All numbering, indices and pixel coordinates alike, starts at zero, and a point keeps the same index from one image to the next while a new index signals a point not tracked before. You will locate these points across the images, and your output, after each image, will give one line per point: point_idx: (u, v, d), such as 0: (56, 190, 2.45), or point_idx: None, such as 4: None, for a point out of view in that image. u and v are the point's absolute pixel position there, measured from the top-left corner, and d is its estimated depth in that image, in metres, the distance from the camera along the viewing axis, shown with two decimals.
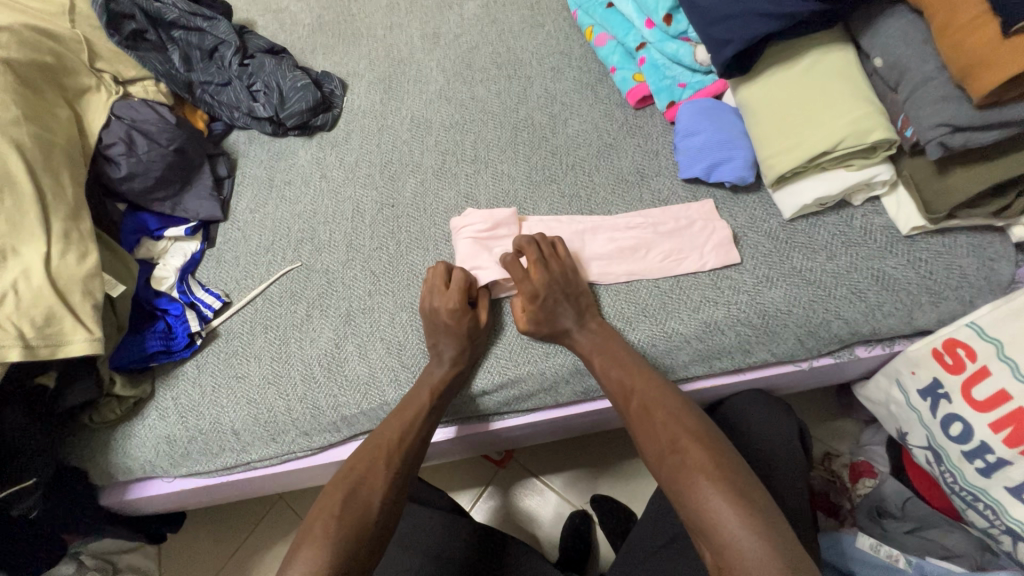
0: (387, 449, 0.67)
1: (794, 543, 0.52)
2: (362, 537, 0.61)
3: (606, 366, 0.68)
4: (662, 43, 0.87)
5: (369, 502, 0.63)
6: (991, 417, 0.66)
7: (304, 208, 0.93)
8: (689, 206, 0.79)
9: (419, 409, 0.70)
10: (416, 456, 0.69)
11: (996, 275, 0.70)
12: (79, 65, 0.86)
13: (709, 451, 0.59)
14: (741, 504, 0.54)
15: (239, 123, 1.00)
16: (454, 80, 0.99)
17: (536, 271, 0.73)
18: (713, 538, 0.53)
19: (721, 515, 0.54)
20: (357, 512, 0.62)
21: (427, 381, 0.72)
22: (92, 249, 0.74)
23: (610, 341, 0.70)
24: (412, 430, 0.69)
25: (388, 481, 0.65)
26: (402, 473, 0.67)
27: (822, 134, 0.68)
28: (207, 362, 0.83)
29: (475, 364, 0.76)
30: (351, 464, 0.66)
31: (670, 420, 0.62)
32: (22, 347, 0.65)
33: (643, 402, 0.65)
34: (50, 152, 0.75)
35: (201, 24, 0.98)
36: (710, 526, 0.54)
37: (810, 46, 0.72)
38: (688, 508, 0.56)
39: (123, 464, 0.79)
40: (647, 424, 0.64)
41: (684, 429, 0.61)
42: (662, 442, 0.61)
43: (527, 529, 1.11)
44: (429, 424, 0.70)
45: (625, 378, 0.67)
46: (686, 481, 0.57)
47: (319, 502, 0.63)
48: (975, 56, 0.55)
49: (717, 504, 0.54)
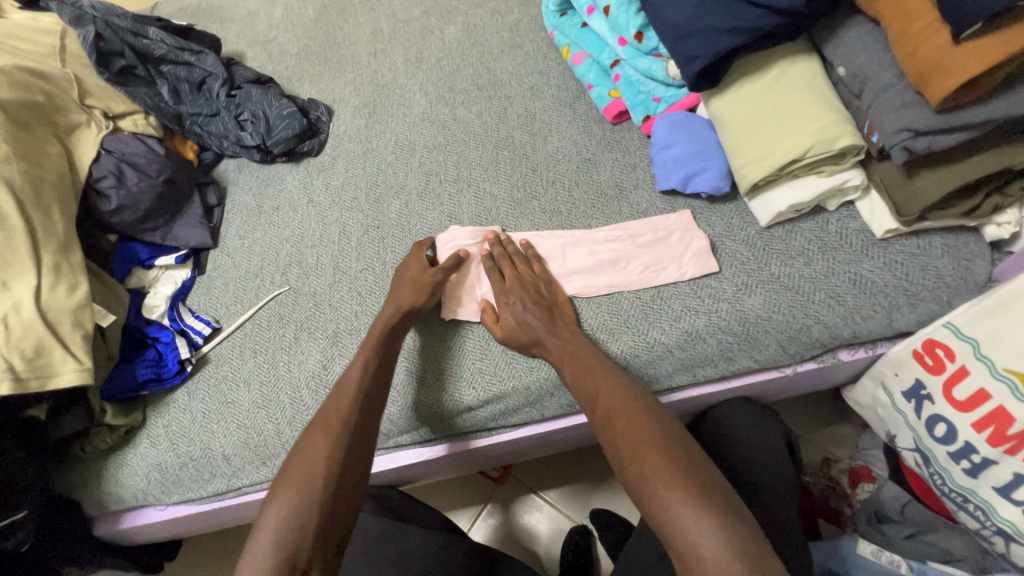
0: (326, 418, 0.66)
1: (758, 545, 0.51)
2: (308, 519, 0.60)
3: (575, 376, 0.68)
4: (635, 59, 0.89)
5: (313, 477, 0.62)
6: (973, 417, 0.66)
7: (292, 233, 0.94)
8: (667, 216, 0.80)
9: (357, 376, 0.70)
10: (361, 415, 0.67)
11: (972, 274, 0.70)
12: (70, 103, 0.88)
13: (669, 456, 0.58)
14: (703, 510, 0.53)
15: (228, 152, 1.02)
16: (437, 102, 1.01)
17: (510, 280, 0.77)
18: (676, 543, 0.53)
19: (683, 524, 0.53)
20: (298, 488, 0.61)
21: (361, 355, 0.72)
22: (83, 280, 0.76)
23: (583, 350, 0.71)
24: (352, 393, 0.68)
25: (330, 450, 0.63)
26: (346, 435, 0.65)
27: (790, 143, 0.69)
28: (198, 388, 0.83)
29: (458, 379, 0.76)
30: (296, 445, 0.66)
31: (633, 426, 0.62)
32: (12, 379, 0.66)
33: (607, 409, 0.64)
34: (41, 188, 0.77)
35: (188, 58, 1.00)
36: (672, 534, 0.54)
37: (776, 57, 0.74)
38: (653, 516, 0.56)
39: (115, 493, 0.80)
40: (610, 433, 0.63)
41: (645, 435, 0.60)
42: (624, 448, 0.61)
43: (527, 547, 1.10)
44: (373, 383, 0.70)
45: (590, 388, 0.67)
46: (647, 490, 0.57)
47: (272, 487, 0.63)
48: (930, 62, 0.56)
49: (679, 512, 0.54)
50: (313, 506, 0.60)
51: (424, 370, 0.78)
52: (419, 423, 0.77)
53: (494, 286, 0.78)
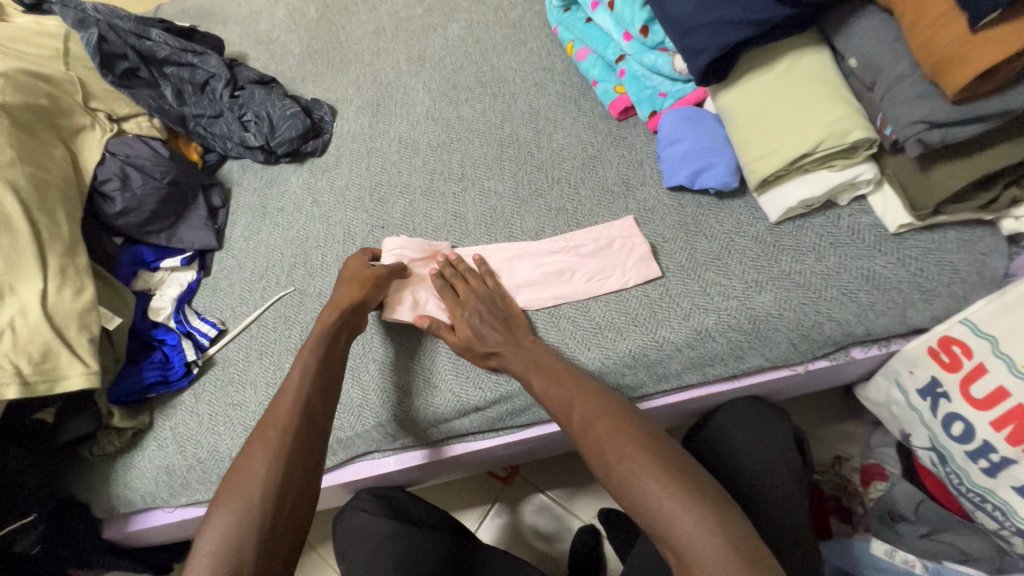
0: (264, 427, 0.62)
1: (752, 538, 0.51)
2: (246, 534, 0.54)
3: (546, 383, 0.67)
4: (640, 54, 0.88)
5: (252, 491, 0.56)
6: (991, 415, 0.65)
7: (297, 233, 0.94)
8: (611, 223, 0.81)
9: (300, 384, 0.66)
10: (302, 424, 0.63)
11: (988, 268, 0.69)
12: (74, 106, 0.88)
13: (655, 454, 0.57)
14: (695, 506, 0.52)
15: (232, 153, 1.02)
16: (441, 100, 1.00)
17: (466, 294, 0.77)
18: (676, 546, 0.51)
19: (680, 522, 0.52)
20: (237, 502, 0.56)
21: (300, 362, 0.68)
22: (89, 283, 0.76)
23: (547, 358, 0.70)
24: (289, 403, 0.64)
25: (268, 461, 0.59)
26: (288, 445, 0.60)
27: (801, 137, 0.68)
28: (205, 390, 0.83)
29: (433, 388, 0.76)
30: (235, 460, 0.60)
31: (614, 427, 0.60)
32: (19, 384, 0.66)
33: (584, 414, 0.62)
34: (45, 192, 0.77)
35: (191, 60, 1.00)
36: (670, 534, 0.52)
37: (786, 49, 0.72)
38: (647, 517, 0.54)
39: (123, 495, 0.80)
40: (590, 438, 0.61)
41: (627, 434, 0.59)
42: (606, 452, 0.59)
43: (536, 547, 1.10)
44: (314, 390, 0.66)
45: (563, 395, 0.65)
46: (637, 491, 0.55)
47: (210, 505, 0.57)
48: (945, 52, 0.55)
49: (674, 510, 0.52)
50: (254, 518, 0.55)
51: (404, 379, 0.78)
52: (401, 432, 0.77)
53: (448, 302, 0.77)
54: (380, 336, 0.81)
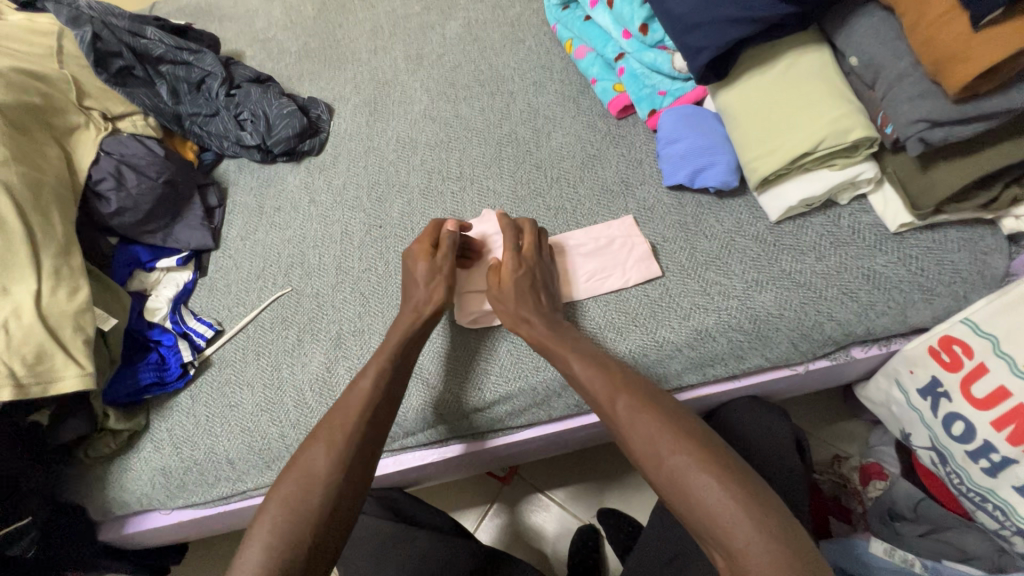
0: (328, 429, 0.62)
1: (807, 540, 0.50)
2: (301, 534, 0.54)
3: (588, 369, 0.64)
4: (640, 53, 0.87)
5: (310, 492, 0.57)
6: (993, 414, 0.64)
7: (294, 233, 0.93)
8: (610, 223, 0.80)
9: (363, 388, 0.66)
10: (368, 430, 0.63)
11: (989, 268, 0.69)
12: (68, 105, 0.87)
13: (707, 449, 0.55)
14: (751, 503, 0.51)
15: (228, 152, 1.01)
16: (439, 99, 1.00)
17: (523, 254, 0.76)
18: (729, 544, 0.50)
19: (736, 519, 0.50)
20: (294, 502, 0.56)
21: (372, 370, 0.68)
22: (83, 284, 0.75)
23: (592, 346, 0.69)
24: (356, 406, 0.64)
25: (331, 463, 0.59)
26: (352, 450, 0.61)
27: (802, 136, 0.68)
28: (201, 392, 0.82)
29: (478, 375, 0.75)
30: (289, 464, 0.60)
31: (662, 419, 0.58)
32: (13, 386, 0.65)
33: (630, 403, 0.61)
34: (39, 191, 0.76)
35: (187, 58, 0.99)
36: (723, 532, 0.50)
37: (786, 48, 0.72)
38: (696, 513, 0.52)
39: (119, 498, 0.79)
40: (636, 429, 0.59)
41: (676, 427, 0.57)
42: (654, 443, 0.57)
43: (535, 547, 1.09)
44: (381, 398, 0.66)
45: (608, 381, 0.63)
46: (688, 483, 0.54)
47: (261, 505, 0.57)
48: (947, 51, 0.55)
49: (729, 506, 0.51)
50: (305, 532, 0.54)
51: (454, 366, 0.77)
52: (439, 421, 0.76)
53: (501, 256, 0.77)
54: (440, 327, 0.80)
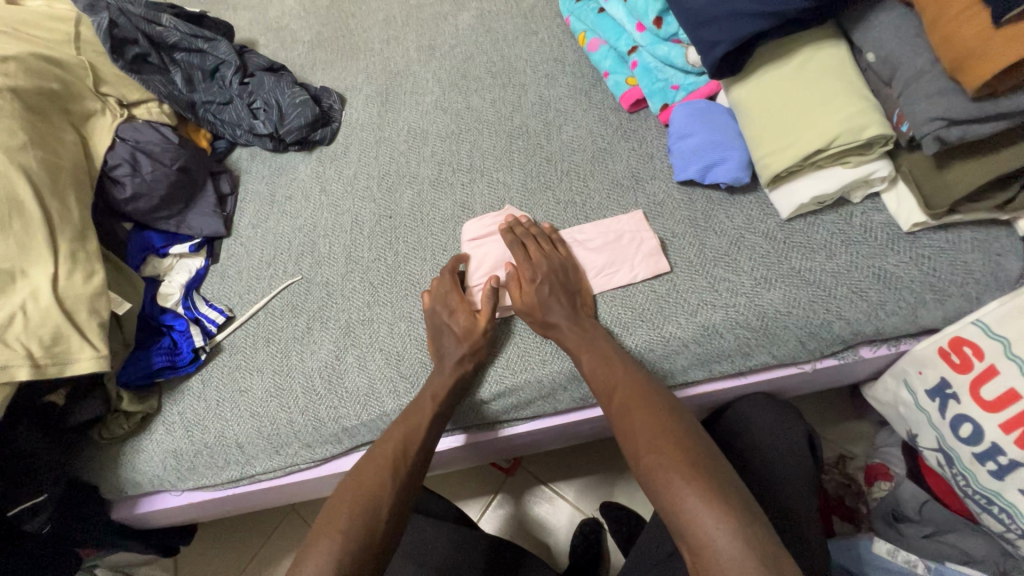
0: (390, 456, 0.67)
1: (774, 543, 0.50)
2: (365, 555, 0.59)
3: (594, 365, 0.68)
4: (654, 45, 0.87)
5: (377, 514, 0.62)
6: (1001, 418, 0.64)
7: (304, 222, 0.94)
8: (620, 218, 0.80)
9: (423, 417, 0.70)
10: (421, 462, 0.68)
11: (1003, 270, 0.68)
12: (85, 91, 0.88)
13: (686, 449, 0.57)
14: (718, 504, 0.52)
15: (241, 140, 1.01)
16: (450, 90, 1.00)
17: (535, 257, 0.76)
18: (693, 538, 0.52)
19: (698, 516, 0.52)
20: (361, 525, 0.60)
21: (424, 401, 0.71)
22: (99, 268, 0.76)
23: (600, 340, 0.70)
24: (415, 438, 0.69)
25: (394, 492, 0.64)
26: (408, 482, 0.66)
27: (815, 132, 0.67)
28: (212, 376, 0.84)
29: (480, 374, 0.76)
30: (344, 484, 0.65)
31: (649, 418, 0.62)
32: (30, 366, 0.67)
33: (625, 401, 0.64)
34: (57, 176, 0.78)
35: (202, 46, 1.00)
36: (687, 528, 0.53)
37: (801, 43, 0.71)
38: (666, 509, 0.55)
39: (132, 478, 0.81)
40: (627, 426, 0.63)
41: (661, 428, 0.60)
42: (640, 440, 0.60)
43: (538, 537, 1.10)
44: (432, 429, 0.70)
45: (610, 378, 0.66)
46: (661, 481, 0.56)
47: (324, 520, 0.61)
48: (967, 48, 0.54)
49: (693, 503, 0.53)
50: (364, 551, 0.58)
51: None
52: None
53: (517, 266, 0.77)
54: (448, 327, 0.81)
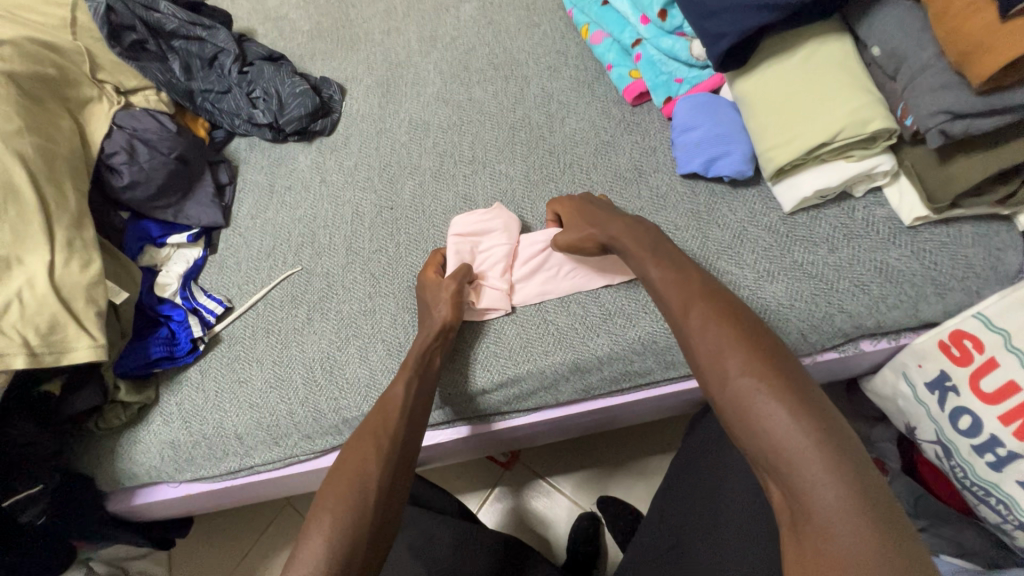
0: (372, 432, 0.63)
1: (883, 491, 0.45)
2: (361, 533, 0.56)
3: (666, 279, 0.63)
4: (658, 38, 0.87)
5: (363, 490, 0.58)
6: (1001, 409, 0.65)
7: (304, 212, 0.93)
8: None
9: (397, 391, 0.67)
10: (405, 433, 0.64)
11: (1002, 264, 0.69)
12: (82, 77, 0.87)
13: (781, 374, 0.51)
14: (822, 442, 0.47)
15: (240, 130, 1.00)
16: (452, 82, 0.99)
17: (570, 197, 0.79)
18: (792, 481, 0.47)
19: (803, 454, 0.46)
20: (353, 505, 0.57)
21: (401, 377, 0.68)
22: (96, 257, 0.75)
23: (668, 247, 0.66)
24: (394, 412, 0.65)
25: (380, 466, 0.60)
26: (393, 452, 0.62)
27: (820, 126, 0.67)
28: (211, 366, 0.83)
29: (471, 362, 0.76)
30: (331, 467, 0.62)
31: (738, 334, 0.55)
32: (27, 355, 0.66)
33: (704, 314, 0.58)
34: (52, 162, 0.76)
35: (201, 33, 0.97)
36: (787, 465, 0.47)
37: (807, 37, 0.71)
38: (759, 441, 0.49)
39: (128, 469, 0.80)
40: (708, 338, 0.56)
41: (752, 348, 0.53)
42: (724, 355, 0.54)
43: (537, 531, 1.11)
44: (418, 405, 0.67)
45: (684, 293, 0.60)
46: (755, 410, 0.50)
47: (317, 497, 0.59)
48: (974, 41, 0.54)
49: (796, 438, 0.47)
50: (356, 531, 0.55)
51: (456, 356, 0.77)
52: (446, 402, 0.77)
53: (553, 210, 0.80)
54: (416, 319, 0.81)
